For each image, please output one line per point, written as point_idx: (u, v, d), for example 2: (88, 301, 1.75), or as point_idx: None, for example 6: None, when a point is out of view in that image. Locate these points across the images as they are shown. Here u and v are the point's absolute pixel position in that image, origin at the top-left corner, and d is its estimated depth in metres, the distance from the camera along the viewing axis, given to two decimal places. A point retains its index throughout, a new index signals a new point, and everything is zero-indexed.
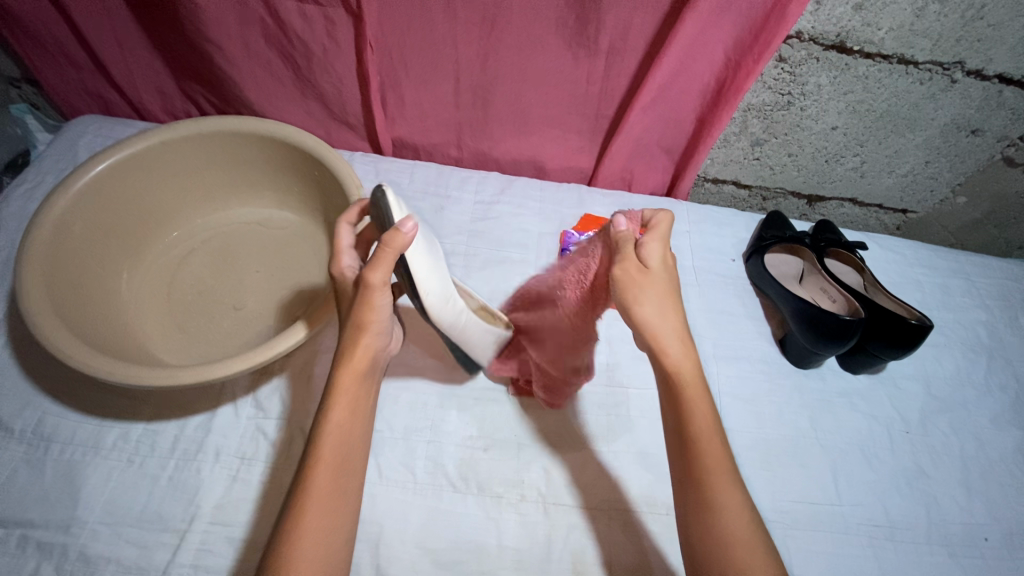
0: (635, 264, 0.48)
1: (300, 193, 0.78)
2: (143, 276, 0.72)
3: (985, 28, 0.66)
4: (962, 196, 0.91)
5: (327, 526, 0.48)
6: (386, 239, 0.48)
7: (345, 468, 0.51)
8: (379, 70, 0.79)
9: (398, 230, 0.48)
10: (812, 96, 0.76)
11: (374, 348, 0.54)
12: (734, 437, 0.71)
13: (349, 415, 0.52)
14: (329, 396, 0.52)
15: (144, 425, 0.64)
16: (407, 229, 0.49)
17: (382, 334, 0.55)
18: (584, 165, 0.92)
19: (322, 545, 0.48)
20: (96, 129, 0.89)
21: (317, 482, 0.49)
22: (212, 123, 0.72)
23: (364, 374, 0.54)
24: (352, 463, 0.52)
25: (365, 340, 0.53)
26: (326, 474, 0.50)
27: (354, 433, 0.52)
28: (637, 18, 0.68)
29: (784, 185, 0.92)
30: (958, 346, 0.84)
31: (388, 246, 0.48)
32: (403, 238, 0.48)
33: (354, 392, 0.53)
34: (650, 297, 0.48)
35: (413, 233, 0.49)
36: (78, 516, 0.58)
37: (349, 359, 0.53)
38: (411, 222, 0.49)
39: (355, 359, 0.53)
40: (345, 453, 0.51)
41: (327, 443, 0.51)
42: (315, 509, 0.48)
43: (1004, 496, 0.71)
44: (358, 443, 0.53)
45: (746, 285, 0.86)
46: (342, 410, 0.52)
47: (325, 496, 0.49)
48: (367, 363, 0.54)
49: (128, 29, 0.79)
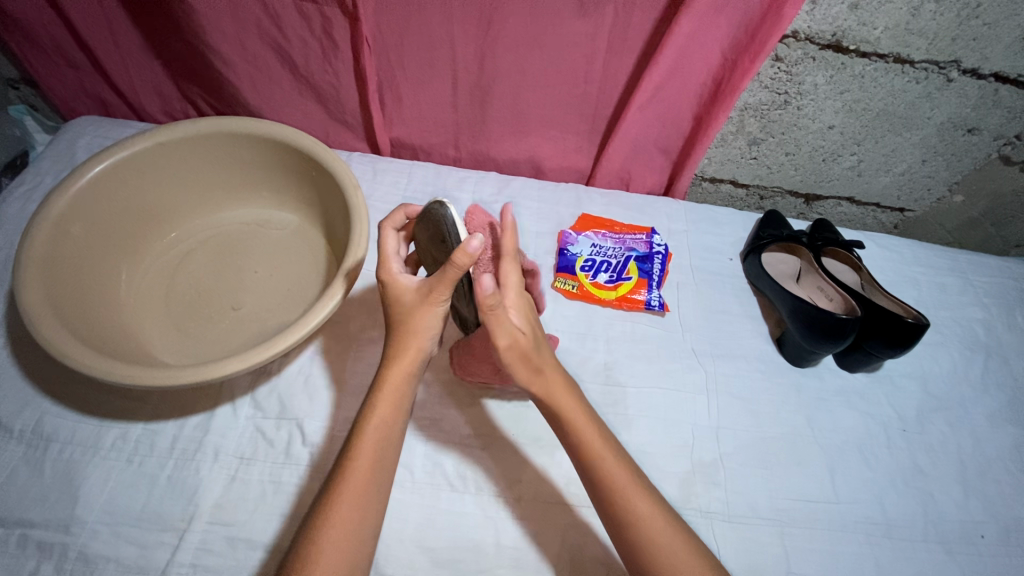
0: (515, 339, 0.49)
1: (298, 193, 0.78)
2: (142, 276, 0.72)
3: (981, 27, 0.66)
4: (959, 194, 0.91)
5: (362, 517, 0.49)
6: (455, 258, 0.47)
7: (382, 461, 0.51)
8: (377, 70, 0.79)
9: (467, 252, 0.47)
10: (808, 96, 0.76)
11: (428, 346, 0.55)
12: (732, 436, 0.71)
13: (394, 409, 0.53)
14: (370, 398, 0.53)
15: (143, 426, 0.64)
16: (476, 251, 0.47)
17: (435, 334, 0.55)
18: (582, 165, 0.92)
19: (354, 537, 0.48)
20: (95, 130, 0.90)
21: (354, 473, 0.50)
22: (209, 124, 0.73)
23: (412, 371, 0.54)
24: (388, 458, 0.52)
25: (418, 340, 0.54)
26: (361, 465, 0.50)
27: (397, 427, 0.53)
28: (635, 17, 0.68)
29: (781, 184, 0.93)
30: (955, 344, 0.84)
31: (456, 265, 0.47)
32: (471, 259, 0.47)
33: (402, 387, 0.54)
34: (524, 371, 0.51)
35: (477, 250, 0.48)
36: (78, 516, 0.58)
37: (401, 358, 0.54)
38: (479, 242, 0.47)
39: (406, 358, 0.54)
40: (386, 447, 0.52)
41: (367, 436, 0.51)
42: (348, 502, 0.49)
43: (1000, 494, 0.71)
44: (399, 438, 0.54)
45: (744, 285, 0.86)
46: (387, 403, 0.53)
47: (360, 488, 0.50)
48: (416, 361, 0.54)
49: (127, 29, 0.80)
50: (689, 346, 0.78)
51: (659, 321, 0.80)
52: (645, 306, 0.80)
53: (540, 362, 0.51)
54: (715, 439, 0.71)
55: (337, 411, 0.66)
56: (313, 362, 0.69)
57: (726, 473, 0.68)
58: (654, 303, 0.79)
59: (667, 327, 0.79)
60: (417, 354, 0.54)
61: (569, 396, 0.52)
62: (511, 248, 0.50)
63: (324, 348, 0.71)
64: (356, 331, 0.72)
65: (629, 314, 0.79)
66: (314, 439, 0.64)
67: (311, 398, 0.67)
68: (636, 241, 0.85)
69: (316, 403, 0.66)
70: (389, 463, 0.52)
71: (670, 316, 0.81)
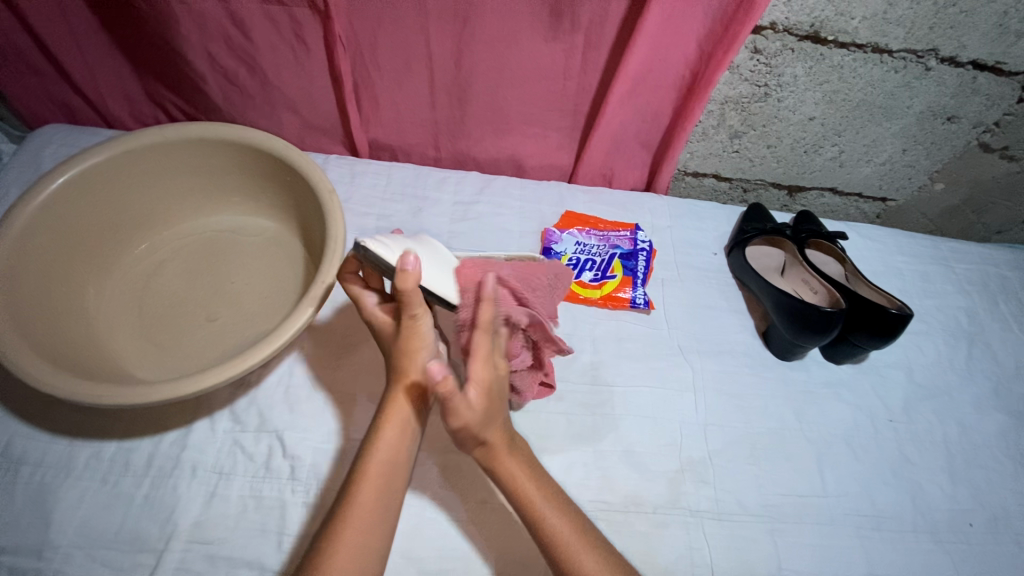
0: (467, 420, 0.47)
1: (274, 198, 0.76)
2: (113, 287, 0.70)
3: (957, 14, 0.66)
4: (940, 182, 0.91)
5: (371, 534, 0.49)
6: (401, 283, 0.48)
7: (389, 479, 0.52)
8: (352, 70, 0.77)
9: (407, 271, 0.49)
10: (788, 88, 0.76)
11: (430, 366, 0.56)
12: (719, 432, 0.71)
13: (404, 429, 0.54)
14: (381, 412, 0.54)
15: (118, 444, 0.62)
16: (407, 266, 0.49)
17: (433, 353, 0.56)
18: (564, 162, 0.91)
19: (362, 556, 0.48)
20: (61, 138, 0.87)
21: (366, 491, 0.50)
22: (179, 130, 0.71)
23: (419, 392, 0.55)
24: (397, 480, 0.52)
25: (418, 363, 0.54)
26: (371, 487, 0.50)
27: (405, 447, 0.53)
28: (612, 11, 0.67)
29: (764, 176, 0.92)
30: (940, 333, 0.84)
31: (406, 288, 0.49)
32: (412, 275, 0.49)
33: (413, 411, 0.55)
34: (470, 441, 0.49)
35: (417, 266, 0.49)
36: (51, 540, 0.56)
37: (403, 381, 0.55)
38: (412, 258, 0.49)
39: (410, 380, 0.54)
40: (395, 469, 0.52)
41: (376, 457, 0.52)
42: (360, 519, 0.49)
43: (987, 481, 0.72)
44: (407, 457, 0.54)
45: (729, 279, 0.86)
46: (396, 425, 0.54)
47: (369, 506, 0.50)
48: (422, 383, 0.55)
49: (90, 32, 0.77)
50: (676, 344, 0.77)
51: (645, 320, 0.79)
52: (630, 304, 0.79)
53: (486, 434, 0.49)
54: (703, 438, 0.70)
55: (318, 422, 0.65)
56: (293, 372, 0.68)
57: (714, 472, 0.68)
58: (639, 301, 0.79)
59: (653, 325, 0.79)
60: (421, 378, 0.55)
61: (513, 460, 0.52)
62: (485, 323, 0.49)
63: (304, 356, 0.69)
64: (337, 338, 0.71)
65: (614, 313, 0.79)
66: (295, 451, 0.63)
67: (291, 410, 0.65)
68: (621, 238, 0.84)
69: (296, 415, 0.65)
70: (400, 479, 0.53)
71: (656, 313, 0.80)
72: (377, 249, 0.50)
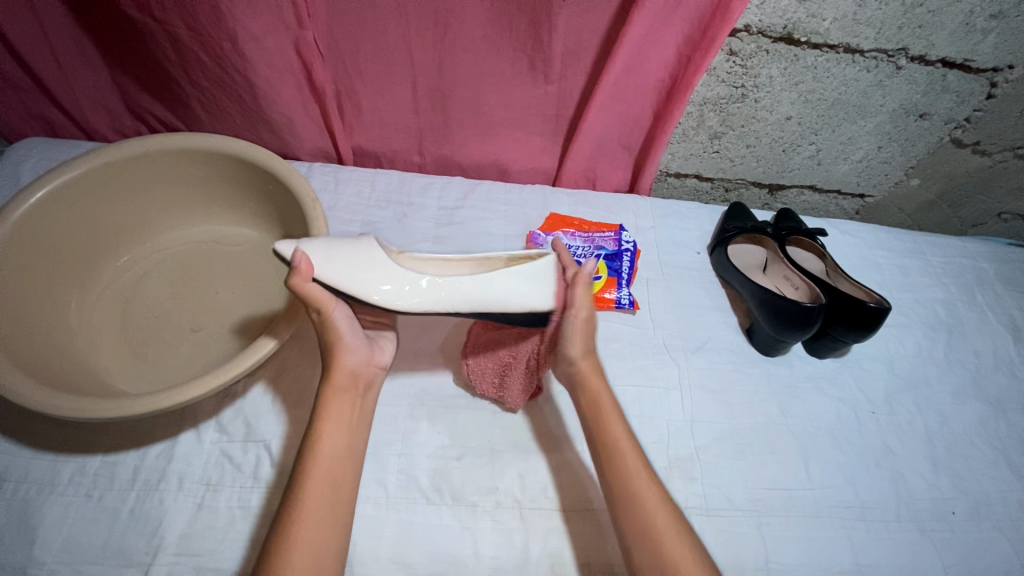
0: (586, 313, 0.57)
1: (257, 207, 0.77)
2: (94, 299, 0.69)
3: (925, 14, 0.67)
4: (915, 178, 0.93)
5: (324, 529, 0.49)
6: (291, 278, 0.52)
7: (336, 481, 0.52)
8: (334, 79, 0.78)
9: (298, 268, 0.52)
10: (764, 88, 0.77)
11: (355, 362, 0.58)
12: (707, 428, 0.71)
13: (340, 431, 0.55)
14: (318, 411, 0.55)
15: (101, 458, 0.61)
16: (296, 261, 0.52)
17: (358, 348, 0.59)
18: (547, 166, 0.92)
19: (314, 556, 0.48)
20: (40, 152, 0.86)
21: (312, 483, 0.51)
22: (158, 141, 0.70)
23: (345, 387, 0.57)
24: (344, 483, 0.53)
25: (341, 358, 0.57)
26: (316, 482, 0.51)
27: (345, 445, 0.54)
28: (589, 17, 0.68)
29: (745, 176, 0.94)
30: (919, 325, 0.86)
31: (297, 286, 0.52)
32: (303, 271, 0.52)
33: (346, 407, 0.56)
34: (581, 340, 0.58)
35: (307, 261, 0.52)
36: (36, 557, 0.55)
37: (329, 378, 0.57)
38: (298, 253, 0.52)
39: (336, 376, 0.57)
40: (341, 470, 0.53)
41: (318, 458, 0.52)
42: (309, 518, 0.49)
43: (968, 468, 0.73)
44: (352, 457, 0.55)
45: (712, 277, 0.87)
46: (332, 424, 0.54)
47: (317, 502, 0.50)
48: (348, 379, 0.58)
49: (70, 49, 0.77)
50: (661, 342, 0.78)
51: (630, 320, 0.80)
52: (616, 305, 0.79)
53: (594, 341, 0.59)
54: (690, 433, 0.71)
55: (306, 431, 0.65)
56: (278, 380, 0.68)
57: (702, 466, 0.68)
58: (624, 301, 0.79)
59: (638, 325, 0.79)
60: (346, 373, 0.57)
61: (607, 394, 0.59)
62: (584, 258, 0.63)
63: (291, 364, 0.69)
64: None
65: (600, 314, 0.79)
66: (282, 461, 0.62)
67: (277, 419, 0.65)
68: (605, 239, 0.85)
69: (282, 424, 0.65)
70: (345, 484, 0.53)
71: (641, 313, 0.81)
72: (283, 248, 0.54)
